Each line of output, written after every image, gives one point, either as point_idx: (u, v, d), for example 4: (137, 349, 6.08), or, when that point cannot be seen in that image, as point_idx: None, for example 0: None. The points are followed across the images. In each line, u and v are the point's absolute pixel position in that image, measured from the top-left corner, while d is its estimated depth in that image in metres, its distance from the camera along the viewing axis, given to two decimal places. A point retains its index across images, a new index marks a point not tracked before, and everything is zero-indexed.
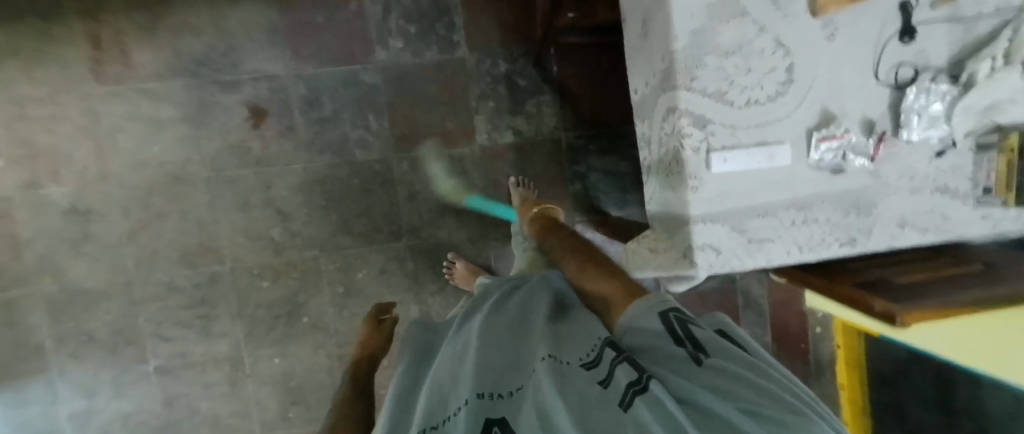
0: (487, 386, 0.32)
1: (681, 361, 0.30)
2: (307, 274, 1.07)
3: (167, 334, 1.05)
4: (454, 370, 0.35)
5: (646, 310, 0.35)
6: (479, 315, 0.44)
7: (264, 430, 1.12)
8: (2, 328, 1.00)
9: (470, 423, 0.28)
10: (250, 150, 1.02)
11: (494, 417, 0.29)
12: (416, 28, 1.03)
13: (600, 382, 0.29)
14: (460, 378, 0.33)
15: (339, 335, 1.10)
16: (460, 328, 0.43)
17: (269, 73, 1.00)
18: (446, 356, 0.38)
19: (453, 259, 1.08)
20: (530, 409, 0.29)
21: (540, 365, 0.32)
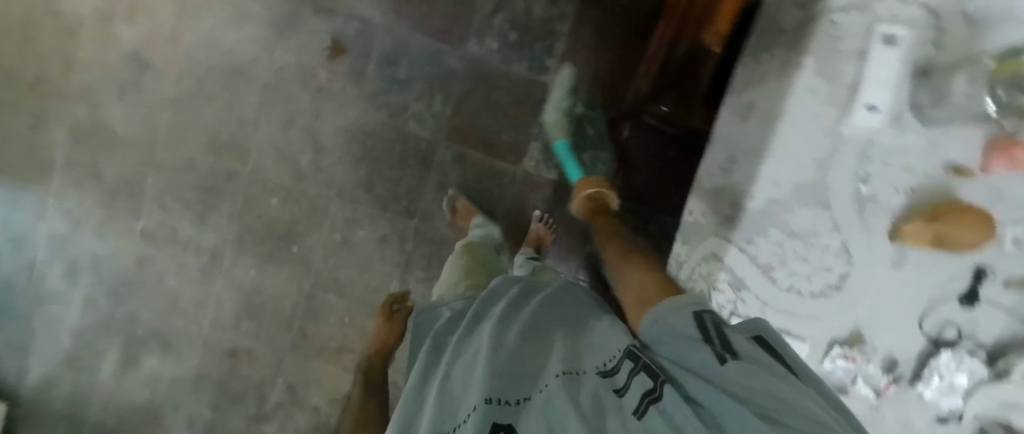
0: (497, 392, 0.40)
1: (704, 360, 0.35)
2: (315, 209, 1.06)
3: (167, 203, 1.04)
4: (466, 381, 0.45)
5: (680, 312, 0.40)
6: (489, 322, 0.52)
7: (212, 330, 1.08)
8: (23, 131, 1.01)
9: (480, 427, 0.37)
10: (315, 77, 1.02)
11: (502, 422, 0.38)
12: (517, 37, 1.02)
13: (616, 389, 0.37)
14: (471, 390, 0.42)
15: (317, 277, 1.08)
16: (468, 337, 0.52)
17: (365, 18, 1.00)
18: (465, 362, 0.47)
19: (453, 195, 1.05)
20: (537, 417, 0.37)
21: (551, 381, 0.39)
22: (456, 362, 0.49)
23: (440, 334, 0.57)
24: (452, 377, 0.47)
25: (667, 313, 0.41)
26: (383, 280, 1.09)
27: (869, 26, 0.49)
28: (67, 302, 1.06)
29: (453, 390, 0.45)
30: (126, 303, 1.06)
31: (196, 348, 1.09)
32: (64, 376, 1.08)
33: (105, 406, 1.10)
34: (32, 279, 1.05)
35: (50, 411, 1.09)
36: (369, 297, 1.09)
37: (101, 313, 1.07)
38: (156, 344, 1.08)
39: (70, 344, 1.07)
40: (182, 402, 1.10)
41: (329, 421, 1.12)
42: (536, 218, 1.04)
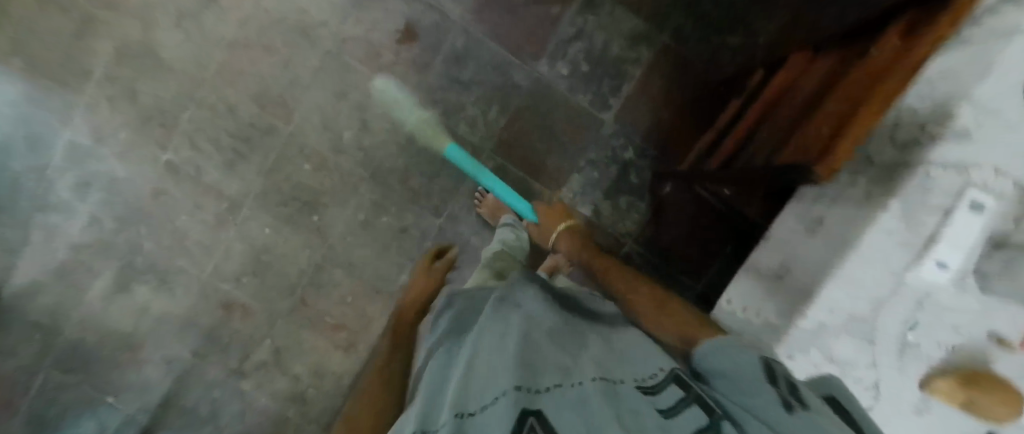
0: (528, 381, 0.38)
1: (768, 400, 0.35)
2: (345, 184, 1.04)
3: (198, 141, 1.01)
4: (489, 363, 0.42)
5: (745, 352, 0.40)
6: (512, 314, 0.50)
7: (212, 277, 1.07)
8: (70, 33, 0.98)
9: (510, 411, 0.34)
10: (379, 57, 1.01)
11: (531, 408, 0.35)
12: (587, 69, 1.02)
13: (662, 410, 0.35)
14: (498, 374, 0.40)
15: (330, 251, 1.07)
16: (486, 325, 0.50)
17: (444, 12, 1.00)
18: (489, 348, 0.45)
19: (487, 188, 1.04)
20: (569, 411, 0.34)
21: (589, 382, 0.37)
22: (476, 349, 0.47)
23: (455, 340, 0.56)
24: (473, 361, 0.45)
25: (720, 348, 0.42)
26: (394, 270, 1.07)
27: (963, 185, 0.50)
28: (71, 214, 1.03)
29: (475, 367, 0.43)
30: (131, 230, 1.04)
31: (191, 291, 1.07)
32: (50, 287, 1.05)
33: (83, 327, 1.07)
34: (41, 182, 1.01)
35: (26, 318, 1.06)
36: (377, 283, 1.08)
37: (103, 234, 1.04)
38: (151, 277, 1.06)
39: (64, 256, 1.04)
40: (163, 340, 1.08)
41: (306, 392, 1.10)
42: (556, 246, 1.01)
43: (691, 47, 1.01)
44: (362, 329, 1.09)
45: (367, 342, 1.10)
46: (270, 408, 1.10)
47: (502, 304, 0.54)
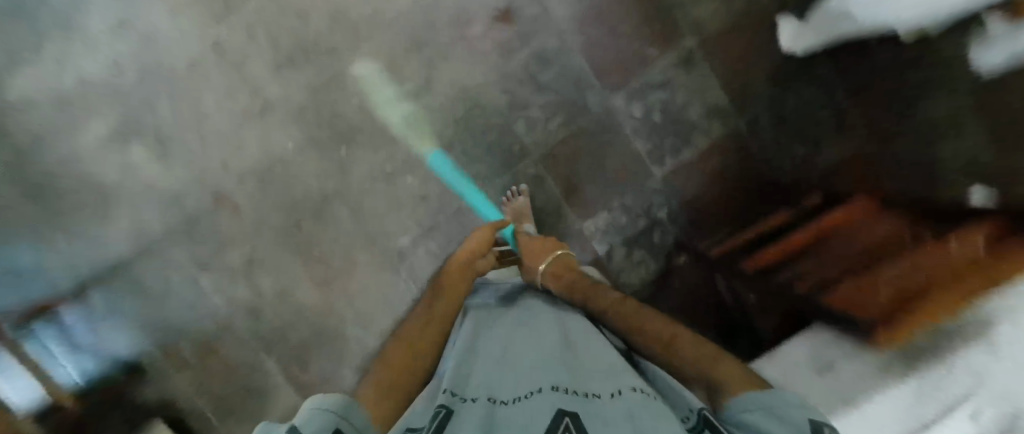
0: (567, 386, 0.42)
1: None
2: (385, 132, 1.01)
3: (257, 30, 0.96)
4: (524, 370, 0.47)
5: (791, 413, 0.35)
6: (544, 333, 0.56)
7: (213, 168, 1.00)
8: None
9: (547, 408, 0.38)
10: (469, 25, 0.98)
11: (566, 409, 0.38)
12: (658, 119, 1.02)
13: None
14: (539, 374, 0.45)
15: (343, 189, 1.02)
16: (517, 337, 0.56)
17: (549, 9, 0.97)
18: (534, 352, 0.50)
19: (517, 192, 1.03)
20: (601, 414, 0.37)
21: (627, 392, 0.40)
22: (509, 354, 0.51)
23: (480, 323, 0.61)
24: (513, 359, 0.50)
25: (759, 404, 0.37)
26: (397, 231, 1.04)
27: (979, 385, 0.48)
28: (93, 46, 0.95)
29: (517, 365, 0.48)
30: (152, 88, 0.97)
31: (187, 170, 1.00)
32: (38, 111, 0.96)
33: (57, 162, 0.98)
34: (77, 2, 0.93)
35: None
36: (376, 236, 1.04)
37: (120, 82, 0.96)
38: (151, 141, 0.98)
39: (69, 85, 0.96)
40: (136, 207, 1.00)
41: (262, 312, 1.04)
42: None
43: (761, 142, 1.03)
44: (343, 273, 1.05)
45: (343, 287, 1.05)
46: (217, 319, 1.04)
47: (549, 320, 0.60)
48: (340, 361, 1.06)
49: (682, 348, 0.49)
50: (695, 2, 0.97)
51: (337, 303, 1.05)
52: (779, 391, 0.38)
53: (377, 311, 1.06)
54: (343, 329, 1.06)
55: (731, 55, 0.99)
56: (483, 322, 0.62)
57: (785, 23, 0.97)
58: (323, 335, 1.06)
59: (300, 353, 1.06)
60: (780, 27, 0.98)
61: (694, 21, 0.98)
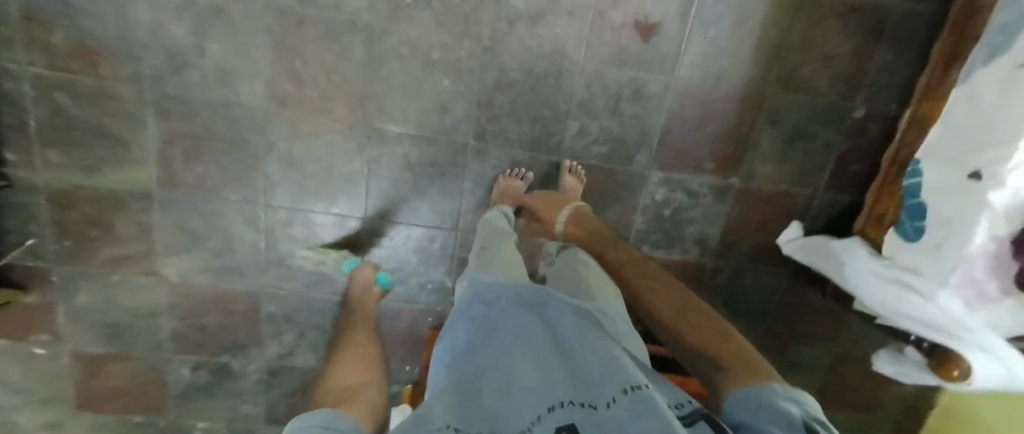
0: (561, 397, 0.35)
1: None
2: (463, 20, 0.87)
3: None
4: (506, 369, 0.41)
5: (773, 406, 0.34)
6: (516, 322, 0.48)
7: None
8: None
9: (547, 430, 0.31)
10: (612, 7, 0.88)
11: (568, 425, 0.31)
12: (667, 213, 1.06)
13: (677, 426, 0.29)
14: (523, 385, 0.38)
15: (375, 33, 0.84)
16: (490, 330, 0.48)
17: (679, 59, 0.92)
18: (515, 350, 0.43)
19: (521, 175, 0.97)
20: (607, 425, 0.31)
21: (626, 390, 0.34)
22: (480, 357, 0.44)
23: (464, 317, 0.54)
24: (495, 360, 0.43)
25: (749, 402, 0.36)
26: (395, 116, 0.90)
27: None
28: None
29: (497, 370, 0.41)
30: None
31: None
32: None
33: None
34: None
35: None
36: (369, 102, 0.88)
37: None
38: None
39: None
40: None
41: (186, 71, 0.79)
42: (567, 168, 0.98)
43: (707, 290, 1.13)
44: (308, 107, 0.86)
45: (297, 119, 0.86)
46: (118, 33, 0.76)
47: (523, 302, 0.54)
48: (233, 184, 0.87)
49: (693, 318, 0.51)
50: (765, 159, 1.01)
51: (275, 127, 0.85)
52: (771, 390, 0.37)
53: (309, 169, 0.89)
54: (261, 156, 0.86)
55: (748, 215, 1.07)
56: (462, 306, 0.57)
57: (793, 226, 1.07)
58: (235, 146, 0.85)
59: (196, 143, 0.83)
60: (787, 228, 1.07)
61: (752, 170, 1.02)
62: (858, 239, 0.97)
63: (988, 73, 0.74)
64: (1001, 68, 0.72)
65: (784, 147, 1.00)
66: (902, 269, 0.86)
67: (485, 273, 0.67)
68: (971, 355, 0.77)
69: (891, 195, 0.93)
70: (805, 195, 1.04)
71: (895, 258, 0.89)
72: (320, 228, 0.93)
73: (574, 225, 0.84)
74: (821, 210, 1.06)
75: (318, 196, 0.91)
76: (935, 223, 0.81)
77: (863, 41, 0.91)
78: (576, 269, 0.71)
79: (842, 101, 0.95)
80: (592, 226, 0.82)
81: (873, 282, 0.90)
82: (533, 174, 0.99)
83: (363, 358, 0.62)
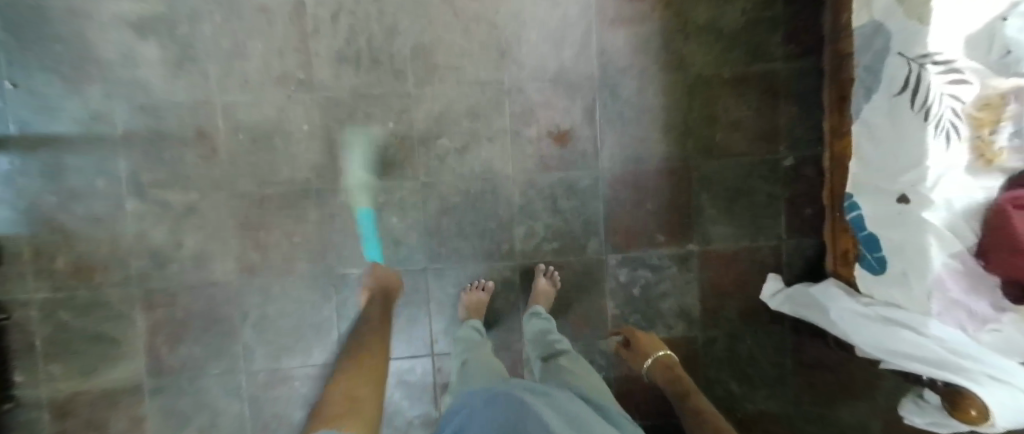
0: None
1: None
2: (400, 165, 0.99)
3: (342, 21, 0.94)
4: None
5: None
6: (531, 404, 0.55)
7: (215, 109, 0.93)
8: None
9: None
10: (526, 126, 1.00)
11: None
12: (637, 294, 1.05)
13: None
14: None
15: (327, 196, 0.97)
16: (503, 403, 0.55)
17: (599, 153, 1.01)
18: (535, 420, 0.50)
19: (482, 285, 1.00)
20: None
21: None
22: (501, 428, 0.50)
23: (480, 399, 0.59)
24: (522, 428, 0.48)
25: None
26: (352, 260, 0.98)
27: None
28: None
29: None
30: (211, 4, 0.92)
31: (190, 91, 0.92)
32: None
33: (70, 11, 0.89)
34: None
35: None
36: (326, 253, 0.97)
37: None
38: (174, 47, 0.92)
39: None
40: (113, 95, 0.91)
41: (166, 266, 0.93)
42: (541, 270, 1.01)
43: (708, 364, 1.06)
44: (273, 272, 0.95)
45: (266, 284, 0.95)
46: (113, 247, 0.91)
47: (532, 392, 0.60)
48: (214, 357, 0.94)
49: None
50: (713, 221, 1.03)
51: (247, 297, 0.95)
52: None
53: (280, 328, 0.96)
54: (236, 325, 0.94)
55: (720, 277, 1.05)
56: (476, 393, 0.62)
57: (771, 280, 1.03)
58: (211, 321, 0.94)
59: (177, 328, 0.93)
60: (765, 283, 1.04)
61: (706, 234, 1.03)
62: (833, 280, 0.93)
63: (871, 107, 0.79)
64: (880, 102, 0.77)
65: (728, 206, 1.02)
66: (882, 304, 0.82)
67: (476, 382, 0.69)
68: (984, 391, 0.66)
69: (843, 232, 0.90)
70: (770, 245, 1.03)
71: (873, 295, 0.84)
72: (298, 383, 0.96)
73: (661, 367, 0.84)
74: (792, 256, 1.03)
75: (293, 352, 0.96)
76: (892, 251, 0.78)
77: (762, 101, 0.99)
78: (564, 375, 0.74)
79: (767, 154, 1.00)
80: (676, 375, 0.81)
81: (860, 324, 0.84)
82: (493, 283, 1.02)
83: (373, 373, 0.61)
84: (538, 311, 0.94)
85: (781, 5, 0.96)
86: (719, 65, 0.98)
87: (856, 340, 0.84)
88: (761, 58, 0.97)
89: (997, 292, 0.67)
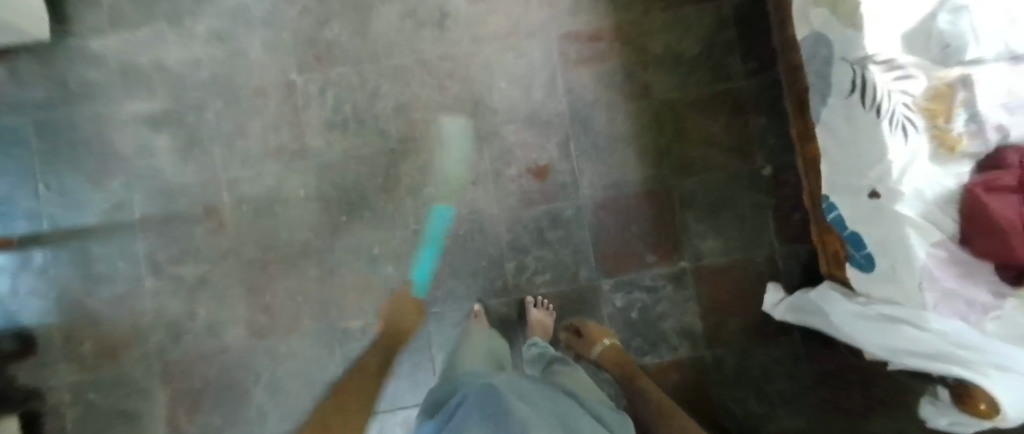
0: None
1: None
2: (391, 218, 1.04)
3: (328, 93, 1.04)
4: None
5: None
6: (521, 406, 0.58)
7: (221, 186, 1.03)
8: None
9: None
10: (506, 166, 1.05)
11: None
12: (637, 318, 1.04)
13: None
14: None
15: (326, 254, 1.03)
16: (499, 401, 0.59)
17: (579, 183, 1.04)
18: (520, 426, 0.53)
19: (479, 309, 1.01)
20: None
21: None
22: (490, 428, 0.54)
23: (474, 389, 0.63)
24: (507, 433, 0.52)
25: None
26: (353, 313, 1.02)
27: None
28: (182, 62, 1.03)
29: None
30: (213, 95, 1.03)
31: (199, 173, 1.03)
32: (100, 82, 1.02)
33: (95, 118, 1.02)
34: (196, 4, 1.03)
35: (65, 70, 1.02)
36: (328, 308, 1.02)
37: (184, 91, 1.03)
38: (183, 136, 1.03)
39: (144, 61, 1.03)
40: (132, 186, 1.02)
41: (183, 337, 1.00)
42: (531, 302, 1.02)
43: (721, 384, 1.02)
44: (280, 333, 1.01)
45: (274, 345, 1.00)
46: (136, 324, 1.00)
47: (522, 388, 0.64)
48: (230, 421, 0.98)
49: None
50: (702, 236, 1.03)
51: (258, 359, 1.00)
52: None
53: (289, 386, 1.00)
54: (248, 388, 0.99)
55: (720, 292, 1.03)
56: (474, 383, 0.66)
57: (771, 290, 1.01)
58: (225, 386, 0.99)
59: (195, 395, 0.99)
60: (766, 294, 1.02)
61: (697, 250, 1.03)
62: (830, 284, 0.90)
63: (831, 110, 0.81)
64: (837, 104, 0.79)
65: (714, 220, 1.03)
66: (880, 301, 0.77)
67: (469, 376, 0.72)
68: (993, 382, 0.64)
69: (829, 233, 0.89)
70: (764, 255, 1.02)
71: (869, 293, 0.79)
72: None
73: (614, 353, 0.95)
74: (790, 263, 1.01)
75: (303, 409, 0.99)
76: (877, 246, 0.75)
77: (730, 116, 1.03)
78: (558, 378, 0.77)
79: (744, 165, 1.02)
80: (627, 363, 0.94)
81: (863, 326, 0.80)
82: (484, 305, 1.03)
83: None
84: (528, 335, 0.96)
85: (734, 29, 1.03)
86: (682, 90, 1.04)
87: (866, 343, 0.81)
88: (723, 77, 1.03)
89: (992, 278, 0.62)
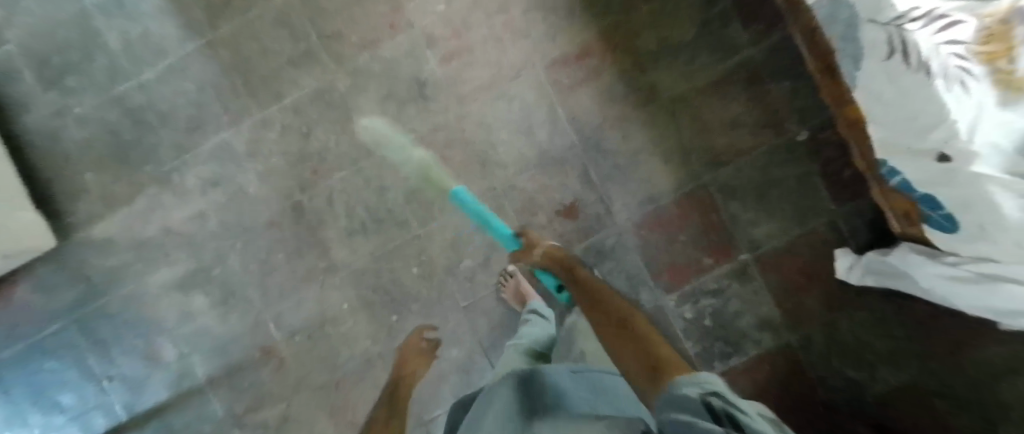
0: None
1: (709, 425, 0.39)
2: (438, 302, 1.02)
3: (335, 201, 1.00)
4: None
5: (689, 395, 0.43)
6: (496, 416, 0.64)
7: (267, 325, 1.02)
8: (293, 66, 0.99)
9: None
10: (533, 216, 1.00)
11: None
12: (710, 323, 1.01)
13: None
14: None
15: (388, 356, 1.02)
16: None
17: (612, 210, 1.00)
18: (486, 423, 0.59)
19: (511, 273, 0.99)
20: None
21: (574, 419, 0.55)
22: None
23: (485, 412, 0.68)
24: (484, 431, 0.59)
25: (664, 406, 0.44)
26: (435, 403, 1.02)
27: None
28: (185, 218, 1.01)
29: None
30: (227, 241, 1.01)
31: (242, 320, 1.02)
32: (117, 264, 1.02)
33: (127, 300, 1.02)
34: (177, 159, 1.00)
35: (82, 265, 1.02)
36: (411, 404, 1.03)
37: (198, 245, 1.01)
38: (215, 290, 1.02)
39: (151, 231, 1.01)
40: (186, 352, 1.02)
41: None
42: None
43: (814, 360, 0.99)
44: None
45: None
46: None
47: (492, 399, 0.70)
48: None
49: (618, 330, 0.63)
50: (754, 223, 0.98)
51: None
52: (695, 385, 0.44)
53: None
54: None
55: (787, 271, 0.99)
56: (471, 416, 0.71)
57: (842, 255, 0.95)
58: None
59: None
60: (837, 260, 0.96)
61: (752, 238, 0.99)
62: (910, 244, 0.84)
63: (867, 74, 0.72)
64: (873, 67, 0.70)
65: (762, 204, 0.97)
66: (972, 260, 0.70)
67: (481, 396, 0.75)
68: None
69: (893, 192, 0.83)
70: (823, 223, 0.97)
71: (958, 252, 0.72)
72: None
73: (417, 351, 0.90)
74: (854, 223, 0.96)
75: None
76: (955, 207, 0.66)
77: (749, 92, 0.96)
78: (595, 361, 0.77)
79: (777, 138, 0.96)
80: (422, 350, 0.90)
81: (959, 286, 0.73)
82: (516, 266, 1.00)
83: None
84: (538, 308, 0.92)
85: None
86: (690, 80, 0.97)
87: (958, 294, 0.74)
88: (730, 53, 0.95)
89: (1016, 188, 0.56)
